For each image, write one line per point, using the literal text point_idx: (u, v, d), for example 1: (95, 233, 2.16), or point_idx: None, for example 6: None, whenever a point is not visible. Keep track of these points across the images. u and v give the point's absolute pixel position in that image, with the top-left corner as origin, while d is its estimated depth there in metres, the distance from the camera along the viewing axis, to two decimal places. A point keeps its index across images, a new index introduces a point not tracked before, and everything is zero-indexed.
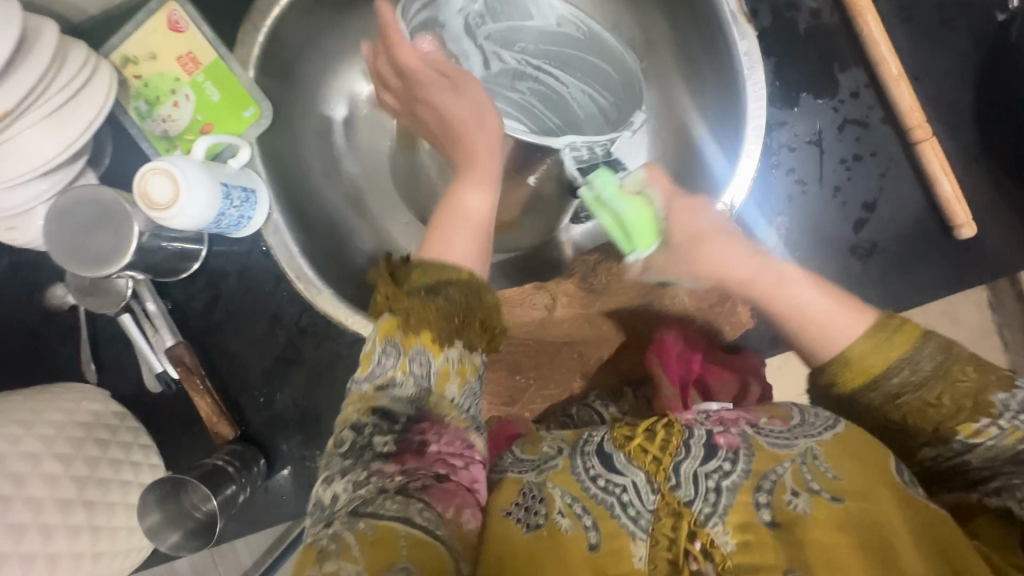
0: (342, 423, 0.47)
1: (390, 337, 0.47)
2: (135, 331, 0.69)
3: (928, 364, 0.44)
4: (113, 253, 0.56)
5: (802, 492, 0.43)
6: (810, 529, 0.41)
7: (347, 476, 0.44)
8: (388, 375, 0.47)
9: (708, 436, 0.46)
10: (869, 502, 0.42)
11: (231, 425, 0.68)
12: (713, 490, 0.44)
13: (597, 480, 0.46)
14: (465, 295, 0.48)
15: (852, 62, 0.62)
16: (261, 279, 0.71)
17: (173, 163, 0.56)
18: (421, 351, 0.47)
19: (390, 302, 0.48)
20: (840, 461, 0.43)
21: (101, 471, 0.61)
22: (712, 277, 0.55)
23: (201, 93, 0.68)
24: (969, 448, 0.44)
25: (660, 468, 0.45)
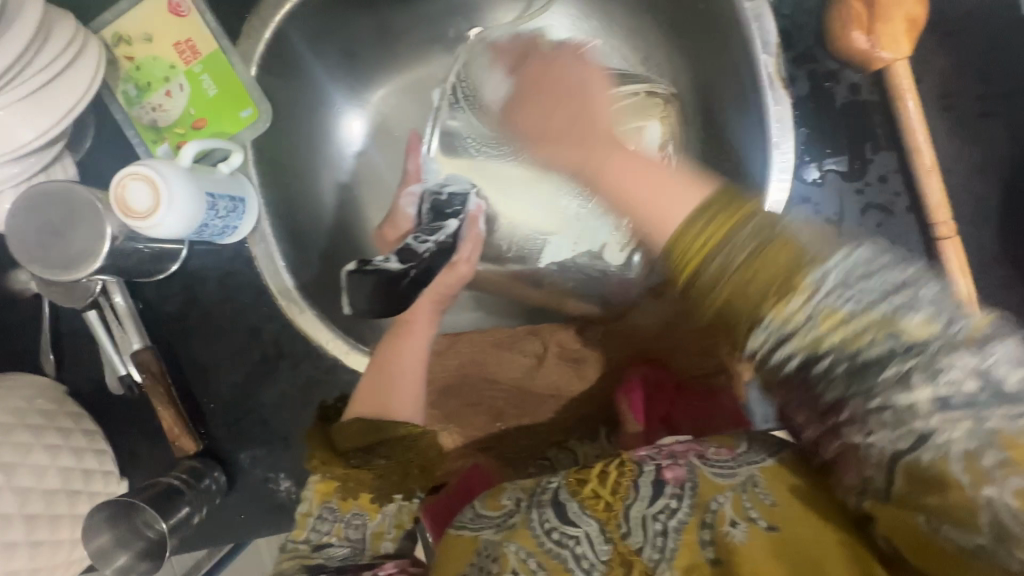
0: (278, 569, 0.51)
1: (326, 502, 0.54)
2: (99, 330, 0.64)
3: (746, 246, 0.39)
4: (81, 257, 0.52)
5: (741, 522, 0.41)
6: (748, 562, 0.39)
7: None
8: (323, 538, 0.53)
9: (655, 472, 0.45)
10: (807, 525, 0.39)
11: (193, 439, 0.65)
12: (660, 534, 0.43)
13: (551, 533, 0.44)
14: (400, 449, 0.56)
15: (885, 144, 0.59)
16: (240, 289, 0.67)
17: (155, 167, 0.51)
18: (360, 512, 0.54)
19: (326, 469, 0.55)
20: (780, 487, 0.42)
21: (47, 481, 0.57)
22: (571, 163, 0.52)
23: (196, 85, 0.63)
24: (788, 331, 0.38)
25: (611, 516, 0.44)
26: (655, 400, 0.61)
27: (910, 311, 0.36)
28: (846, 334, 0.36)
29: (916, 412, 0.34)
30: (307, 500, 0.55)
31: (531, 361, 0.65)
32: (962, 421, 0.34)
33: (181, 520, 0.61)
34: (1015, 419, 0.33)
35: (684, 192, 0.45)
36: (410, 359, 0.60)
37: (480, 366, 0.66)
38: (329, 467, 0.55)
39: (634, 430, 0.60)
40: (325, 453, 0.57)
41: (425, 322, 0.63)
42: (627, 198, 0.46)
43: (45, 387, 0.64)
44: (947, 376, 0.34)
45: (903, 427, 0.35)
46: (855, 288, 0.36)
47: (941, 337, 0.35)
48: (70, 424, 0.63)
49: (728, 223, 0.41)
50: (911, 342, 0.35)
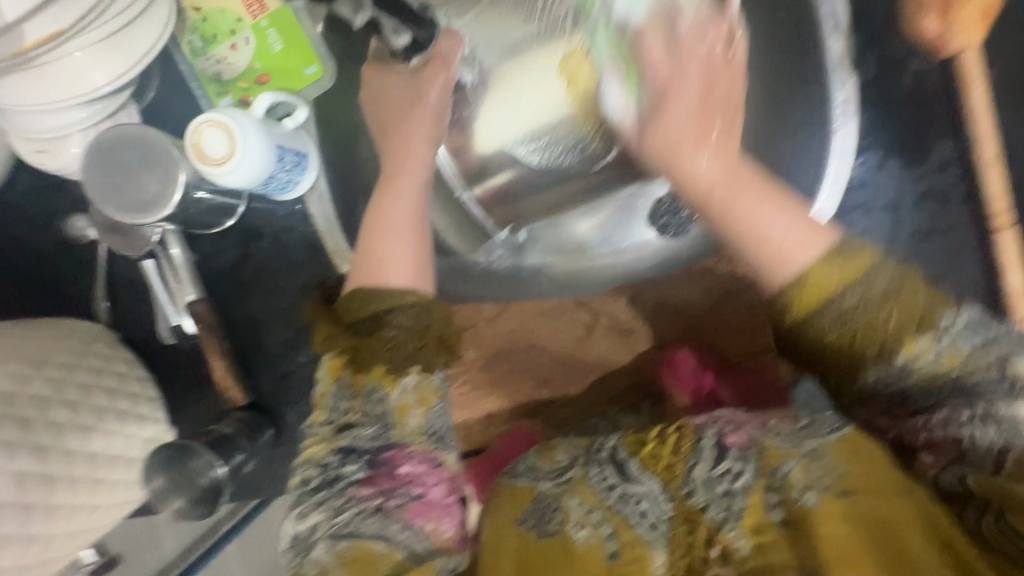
0: (306, 464, 0.48)
1: (338, 377, 0.50)
2: (155, 279, 0.65)
3: (879, 288, 0.43)
4: (151, 199, 0.52)
5: (810, 488, 0.40)
6: (820, 526, 0.39)
7: (321, 506, 0.45)
8: (345, 418, 0.49)
9: (717, 436, 0.46)
10: (880, 493, 0.39)
11: (243, 392, 0.66)
12: (725, 494, 0.43)
13: (613, 488, 0.46)
14: (410, 318, 0.51)
15: (947, 133, 0.60)
16: (295, 246, 0.67)
17: (232, 116, 0.52)
18: (376, 384, 0.50)
19: (345, 348, 0.51)
20: (852, 457, 0.41)
21: (107, 422, 0.59)
22: (662, 142, 0.52)
23: (262, 39, 0.63)
24: (906, 369, 0.43)
25: (672, 476, 0.46)
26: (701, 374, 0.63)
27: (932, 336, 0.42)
28: (958, 372, 0.42)
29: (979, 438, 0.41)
30: (320, 381, 0.51)
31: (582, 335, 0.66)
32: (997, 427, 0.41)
33: (235, 466, 0.63)
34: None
35: (778, 211, 0.49)
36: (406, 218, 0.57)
37: (529, 334, 0.66)
38: (335, 335, 0.51)
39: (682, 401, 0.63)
40: (330, 324, 0.52)
41: (417, 139, 0.60)
42: (732, 210, 0.50)
43: (101, 333, 0.65)
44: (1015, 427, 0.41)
45: (990, 433, 0.41)
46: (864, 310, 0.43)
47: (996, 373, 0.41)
48: (125, 370, 0.64)
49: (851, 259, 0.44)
50: (907, 365, 0.43)
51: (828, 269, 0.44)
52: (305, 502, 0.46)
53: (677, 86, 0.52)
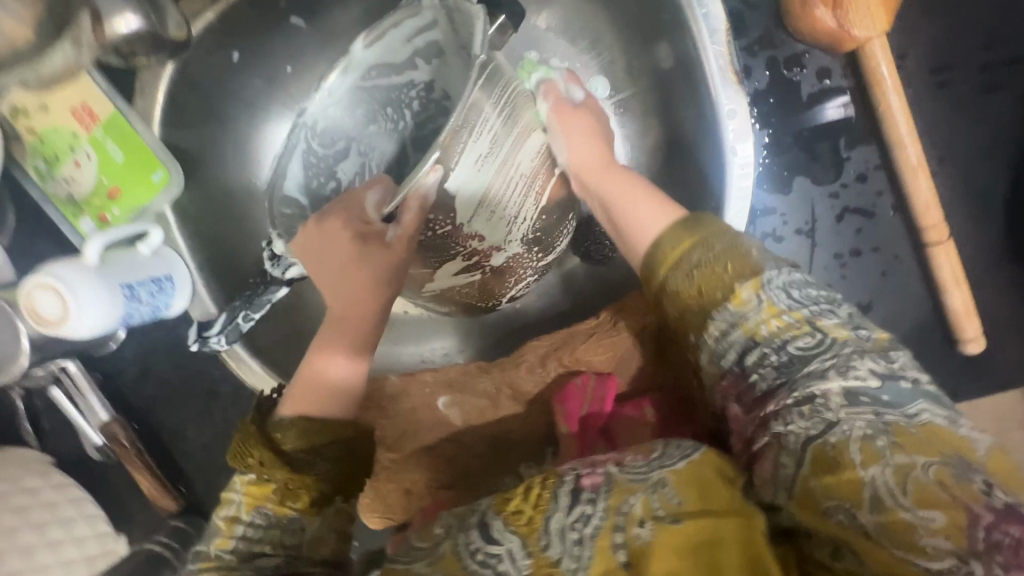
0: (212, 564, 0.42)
1: (258, 507, 0.43)
2: (65, 404, 0.66)
3: (714, 351, 0.44)
4: (8, 360, 0.52)
5: (648, 522, 0.39)
6: (657, 562, 0.37)
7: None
8: (255, 549, 0.43)
9: (574, 481, 0.42)
10: (720, 519, 0.38)
11: (173, 499, 0.67)
12: (580, 542, 0.40)
13: (476, 555, 0.40)
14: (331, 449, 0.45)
15: (861, 138, 0.52)
16: (193, 352, 0.66)
17: (58, 275, 0.49)
18: (298, 517, 0.44)
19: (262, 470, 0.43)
20: (688, 485, 0.40)
21: (39, 557, 0.61)
22: (587, 164, 0.52)
23: (102, 152, 0.59)
24: (736, 350, 0.42)
25: (532, 529, 0.41)
26: (591, 416, 0.56)
27: (824, 312, 0.41)
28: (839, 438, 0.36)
29: (824, 406, 0.37)
30: (232, 504, 0.44)
31: (473, 408, 0.63)
32: (863, 414, 0.36)
33: None
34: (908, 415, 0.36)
35: (655, 202, 0.50)
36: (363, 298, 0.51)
37: (432, 409, 0.64)
38: (265, 465, 0.43)
39: (570, 439, 0.56)
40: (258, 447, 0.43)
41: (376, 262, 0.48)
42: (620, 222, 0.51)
43: (30, 461, 0.67)
44: (806, 352, 0.39)
45: (818, 415, 0.37)
46: (854, 381, 0.38)
47: (861, 345, 0.39)
48: (56, 497, 0.66)
49: (726, 259, 0.43)
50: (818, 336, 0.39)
51: (682, 283, 0.44)
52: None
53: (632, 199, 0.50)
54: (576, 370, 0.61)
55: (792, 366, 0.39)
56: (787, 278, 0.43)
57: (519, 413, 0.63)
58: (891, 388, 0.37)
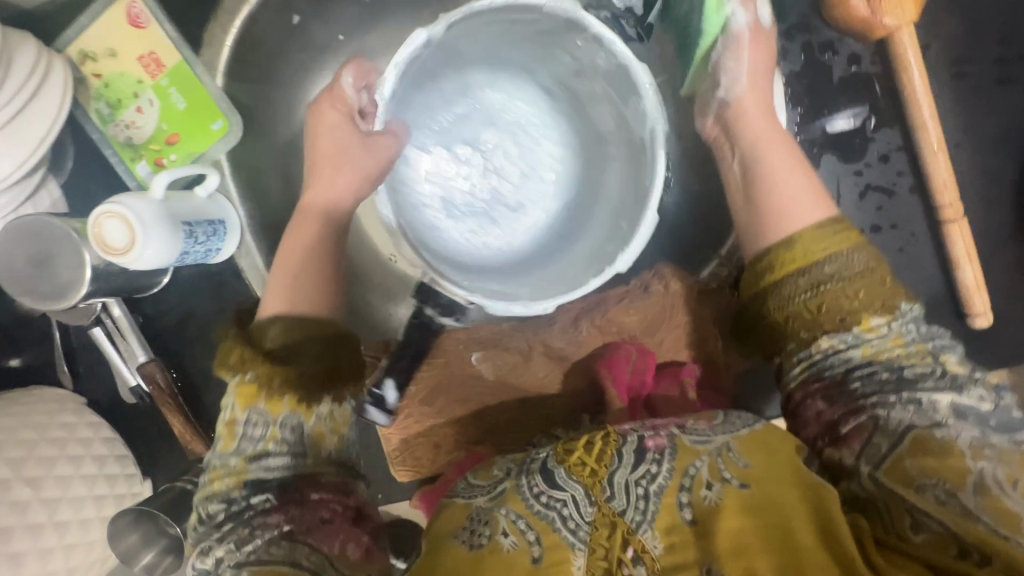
0: (207, 498, 0.47)
1: (252, 406, 0.48)
2: (105, 344, 0.67)
3: (852, 266, 0.49)
4: (70, 285, 0.54)
5: (716, 483, 0.45)
6: (723, 520, 0.44)
7: (227, 539, 0.45)
8: (259, 447, 0.48)
9: (638, 441, 0.48)
10: (779, 486, 0.44)
11: (204, 443, 0.69)
12: (642, 497, 0.46)
13: (540, 496, 0.47)
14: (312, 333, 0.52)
15: (887, 121, 0.56)
16: (235, 300, 0.68)
17: (129, 206, 0.52)
18: (293, 416, 0.49)
19: (249, 367, 0.48)
20: (753, 451, 0.47)
21: (73, 489, 0.62)
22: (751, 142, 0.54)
23: (165, 99, 0.62)
24: (858, 343, 0.48)
25: (595, 482, 0.46)
26: (635, 381, 0.61)
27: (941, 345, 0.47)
28: (901, 353, 0.47)
29: (935, 407, 0.44)
30: (226, 409, 0.49)
31: (508, 367, 0.66)
32: (970, 427, 0.42)
33: None
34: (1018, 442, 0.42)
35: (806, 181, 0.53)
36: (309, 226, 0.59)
37: (464, 364, 0.66)
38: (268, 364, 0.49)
39: (619, 407, 0.60)
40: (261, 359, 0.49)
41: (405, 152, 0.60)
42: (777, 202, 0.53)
43: (65, 399, 0.68)
44: (913, 380, 0.45)
45: (924, 415, 0.44)
46: (909, 330, 0.48)
47: (969, 378, 0.46)
48: (90, 434, 0.67)
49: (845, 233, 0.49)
50: (941, 371, 0.46)
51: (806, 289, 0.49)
52: (209, 537, 0.46)
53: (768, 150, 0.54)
54: (616, 341, 0.64)
55: (908, 380, 0.46)
56: (914, 315, 0.49)
57: (551, 371, 0.66)
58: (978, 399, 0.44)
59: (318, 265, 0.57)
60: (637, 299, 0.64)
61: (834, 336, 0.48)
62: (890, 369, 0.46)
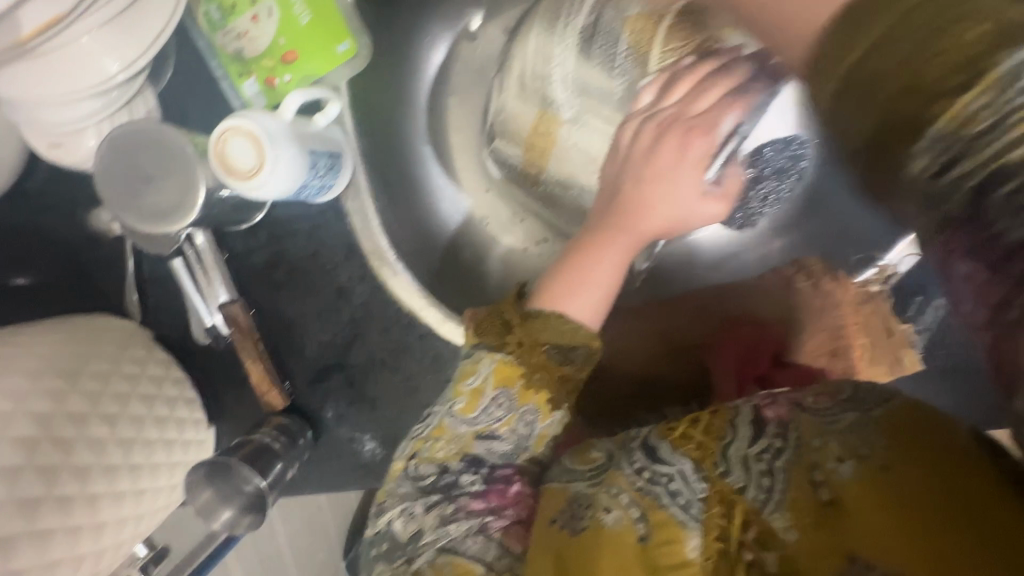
0: (418, 455, 0.48)
1: (505, 388, 0.45)
2: (186, 278, 0.61)
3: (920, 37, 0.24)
4: (176, 208, 0.48)
5: (845, 460, 0.36)
6: (854, 507, 0.35)
7: (433, 511, 0.47)
8: (493, 425, 0.47)
9: (754, 412, 0.42)
10: (915, 474, 0.34)
11: (281, 396, 0.63)
12: (765, 474, 0.39)
13: (643, 472, 0.43)
14: (582, 360, 0.46)
15: None
16: (328, 245, 0.61)
17: (262, 124, 0.45)
18: (534, 410, 0.46)
19: (519, 351, 0.46)
20: (894, 435, 0.35)
21: (146, 431, 0.57)
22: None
23: (287, 10, 0.54)
24: None
25: (708, 454, 0.42)
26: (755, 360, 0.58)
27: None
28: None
29: None
30: (480, 374, 0.46)
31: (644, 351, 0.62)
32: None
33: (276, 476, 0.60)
34: None
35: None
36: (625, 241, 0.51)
37: None
38: (524, 347, 0.46)
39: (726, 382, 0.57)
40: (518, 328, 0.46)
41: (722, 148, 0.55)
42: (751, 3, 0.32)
43: (135, 333, 0.63)
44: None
45: None
46: None
47: None
48: (161, 374, 0.62)
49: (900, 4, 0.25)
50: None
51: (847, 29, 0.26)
52: (416, 500, 0.47)
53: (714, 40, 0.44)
54: (737, 321, 0.62)
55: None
56: None
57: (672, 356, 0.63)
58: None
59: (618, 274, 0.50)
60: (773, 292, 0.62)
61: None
62: None
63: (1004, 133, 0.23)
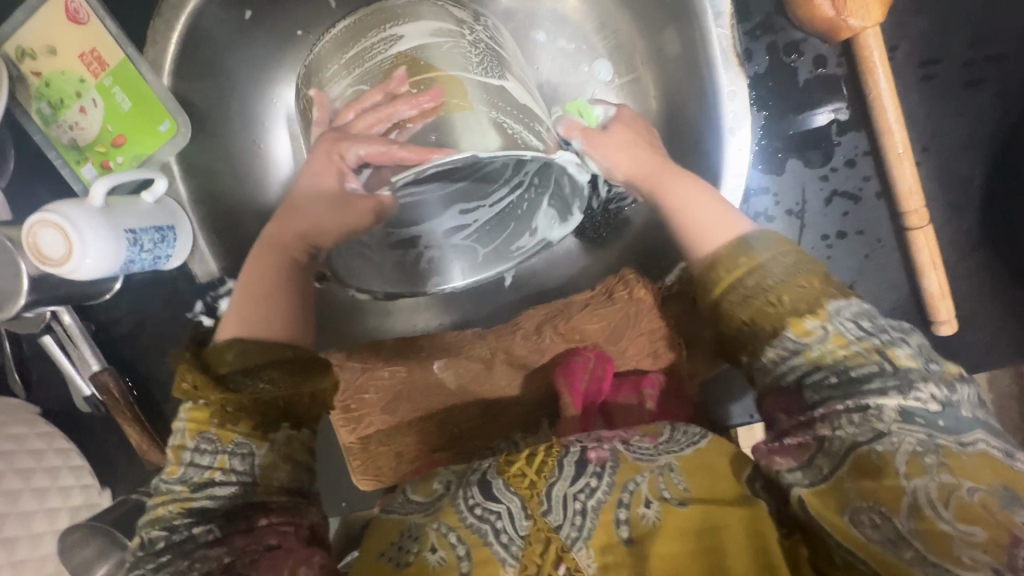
0: (151, 524, 0.40)
1: (201, 433, 0.42)
2: (56, 351, 0.65)
3: (776, 267, 0.46)
4: (10, 295, 0.52)
5: (654, 502, 0.45)
6: (659, 538, 0.43)
7: (160, 574, 0.39)
8: (204, 475, 0.41)
9: (580, 452, 0.48)
10: (719, 507, 0.44)
11: (161, 453, 0.66)
12: (579, 512, 0.45)
13: (474, 509, 0.45)
14: (253, 358, 0.44)
15: (854, 124, 0.56)
16: (185, 308, 0.66)
17: (67, 216, 0.50)
18: (245, 442, 0.42)
19: (196, 393, 0.42)
20: (693, 473, 0.46)
21: (22, 503, 0.60)
22: (628, 167, 0.54)
23: (109, 99, 0.59)
24: (799, 349, 0.43)
25: (534, 494, 0.45)
26: (592, 389, 0.60)
27: (895, 344, 0.42)
28: (843, 354, 0.42)
29: (880, 414, 0.39)
30: (177, 433, 0.42)
31: (470, 375, 0.65)
32: (915, 433, 0.39)
33: None
34: (963, 443, 0.38)
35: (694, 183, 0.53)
36: (286, 237, 0.53)
37: (426, 370, 0.64)
38: (200, 387, 0.42)
39: (571, 416, 0.58)
40: (195, 373, 0.42)
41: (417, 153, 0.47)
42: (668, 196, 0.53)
43: (16, 409, 0.66)
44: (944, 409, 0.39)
45: (867, 424, 0.40)
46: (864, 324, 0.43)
47: (924, 372, 0.41)
48: (42, 446, 0.65)
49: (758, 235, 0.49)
50: (888, 368, 0.40)
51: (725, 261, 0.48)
52: (145, 571, 0.39)
53: (661, 182, 0.54)
54: (576, 348, 0.63)
55: (852, 383, 0.41)
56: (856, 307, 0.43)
57: (514, 377, 0.65)
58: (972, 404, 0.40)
59: (277, 282, 0.51)
60: (598, 305, 0.62)
61: (776, 344, 0.44)
62: (838, 370, 0.41)
63: (824, 347, 0.42)
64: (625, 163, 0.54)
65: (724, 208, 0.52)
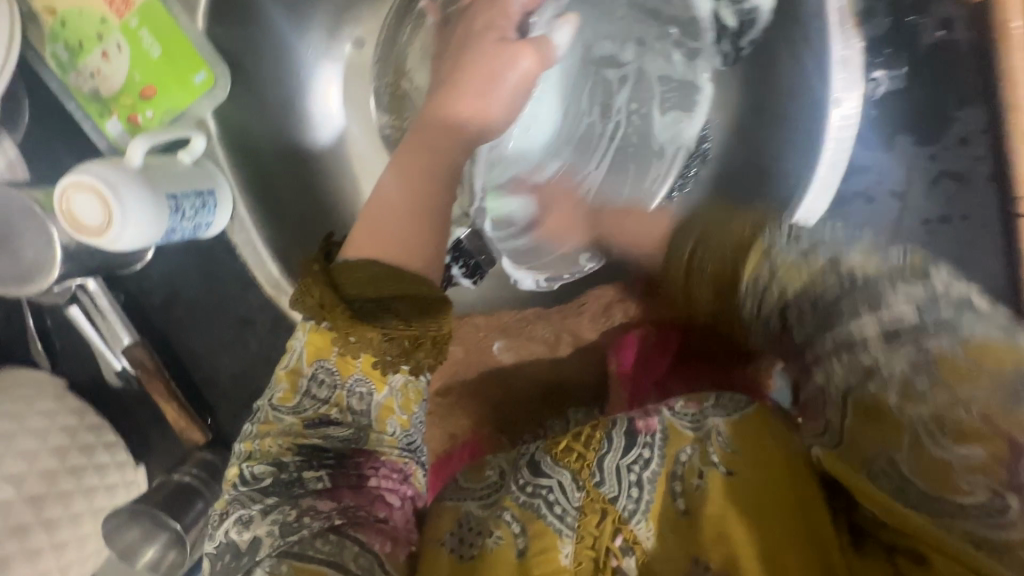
0: (260, 457, 0.44)
1: (320, 360, 0.44)
2: (83, 324, 0.60)
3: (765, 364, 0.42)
4: (37, 267, 0.47)
5: (704, 467, 0.39)
6: (705, 507, 0.38)
7: (270, 516, 0.41)
8: (321, 411, 0.45)
9: (629, 423, 0.43)
10: (771, 476, 0.37)
11: (200, 430, 0.63)
12: (635, 485, 0.41)
13: (525, 487, 0.42)
14: (411, 310, 0.41)
15: (971, 100, 0.53)
16: (225, 280, 0.62)
17: (109, 180, 0.45)
18: (364, 379, 0.45)
19: (323, 312, 0.40)
20: (745, 435, 0.39)
21: (60, 484, 0.57)
22: (407, 206, 0.45)
23: (135, 44, 0.51)
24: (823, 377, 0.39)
25: (584, 467, 0.42)
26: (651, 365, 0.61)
27: (844, 250, 0.41)
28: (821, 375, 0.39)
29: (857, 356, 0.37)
30: (294, 355, 0.46)
31: (530, 353, 0.65)
32: (900, 352, 0.35)
33: (198, 514, 0.60)
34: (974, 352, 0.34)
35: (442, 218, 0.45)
36: (440, 138, 0.49)
37: (486, 352, 0.65)
38: (327, 306, 0.40)
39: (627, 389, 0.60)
40: (325, 290, 0.41)
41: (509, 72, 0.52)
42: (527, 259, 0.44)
43: (43, 383, 0.62)
44: (900, 305, 0.36)
45: (858, 363, 0.37)
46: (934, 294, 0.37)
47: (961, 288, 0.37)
48: (74, 422, 0.61)
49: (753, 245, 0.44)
50: (846, 279, 0.39)
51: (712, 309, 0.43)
52: (250, 506, 0.42)
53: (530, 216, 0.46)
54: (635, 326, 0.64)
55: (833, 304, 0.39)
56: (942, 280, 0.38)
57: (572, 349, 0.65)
58: (952, 279, 0.38)
59: (418, 184, 0.46)
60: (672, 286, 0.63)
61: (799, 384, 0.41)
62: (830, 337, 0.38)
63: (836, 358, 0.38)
64: (390, 196, 0.45)
65: (565, 254, 0.44)
